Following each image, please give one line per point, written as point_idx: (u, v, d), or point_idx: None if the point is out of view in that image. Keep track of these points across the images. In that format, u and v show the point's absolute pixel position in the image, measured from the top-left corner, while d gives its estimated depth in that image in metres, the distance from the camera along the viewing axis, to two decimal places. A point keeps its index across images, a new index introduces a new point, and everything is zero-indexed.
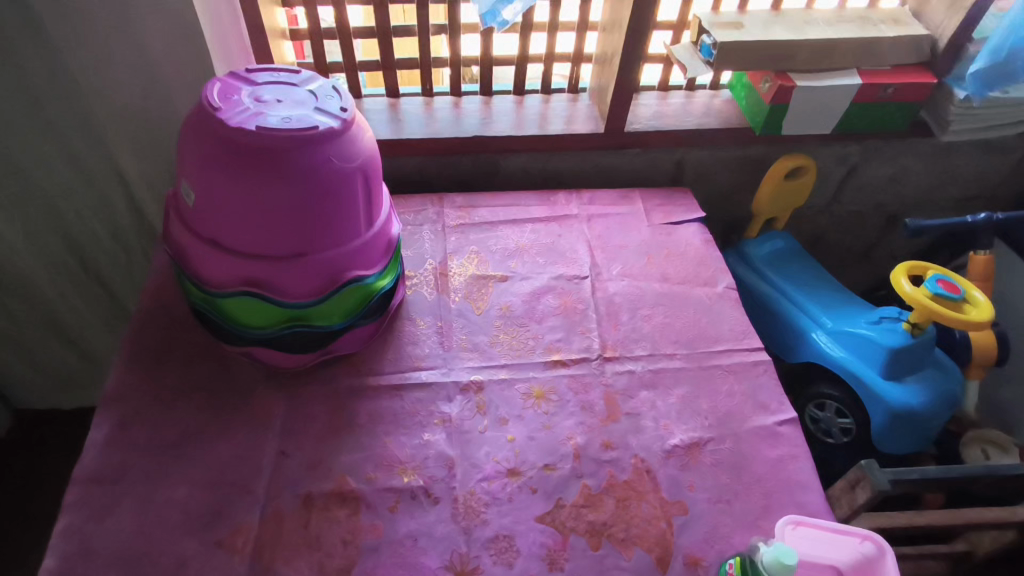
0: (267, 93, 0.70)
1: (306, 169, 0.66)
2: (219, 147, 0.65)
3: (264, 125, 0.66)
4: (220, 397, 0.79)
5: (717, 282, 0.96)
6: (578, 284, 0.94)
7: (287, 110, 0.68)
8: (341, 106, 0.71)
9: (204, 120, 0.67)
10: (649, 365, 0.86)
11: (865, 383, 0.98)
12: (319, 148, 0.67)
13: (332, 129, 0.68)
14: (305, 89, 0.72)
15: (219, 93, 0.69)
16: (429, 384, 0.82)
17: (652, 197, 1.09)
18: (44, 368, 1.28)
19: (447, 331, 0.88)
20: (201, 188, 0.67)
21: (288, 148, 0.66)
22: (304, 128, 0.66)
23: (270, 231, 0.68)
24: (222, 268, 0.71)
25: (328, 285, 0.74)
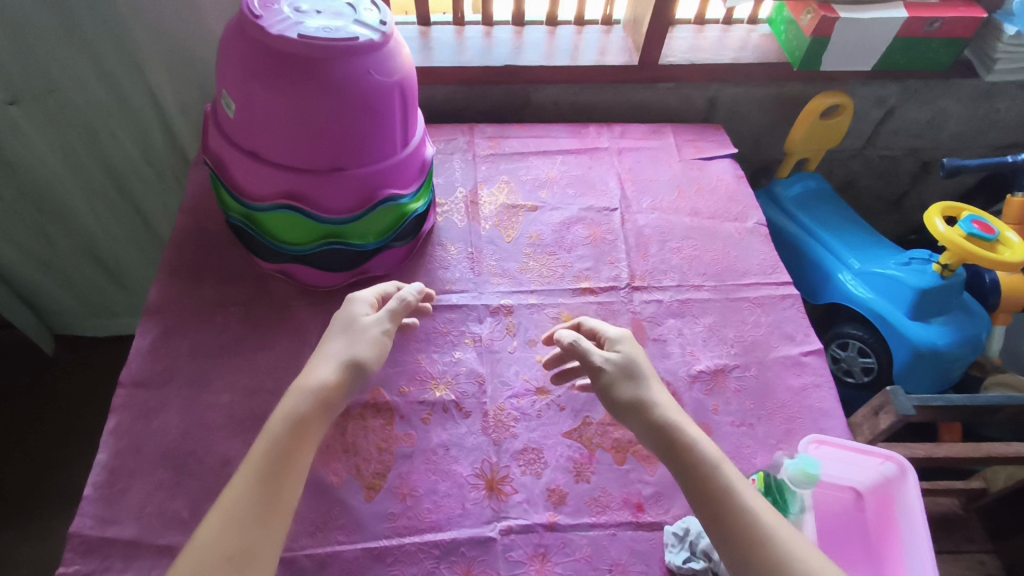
0: (305, 3, 0.69)
1: (346, 83, 0.66)
2: (260, 56, 0.65)
3: (305, 34, 0.65)
4: (258, 311, 0.81)
5: (747, 218, 0.96)
6: (607, 216, 0.94)
7: (327, 22, 0.67)
8: (380, 19, 0.70)
9: (246, 28, 0.66)
10: (676, 295, 0.86)
11: (890, 323, 0.98)
12: (359, 61, 0.67)
13: (372, 42, 0.67)
14: (343, 1, 0.71)
15: (258, 0, 0.68)
16: (460, 306, 0.83)
17: (684, 131, 1.07)
18: (78, 290, 1.32)
19: (477, 257, 0.89)
20: (241, 98, 0.68)
21: (328, 59, 0.65)
22: (344, 40, 0.66)
23: (309, 145, 0.69)
24: (261, 180, 0.71)
25: (364, 203, 0.75)
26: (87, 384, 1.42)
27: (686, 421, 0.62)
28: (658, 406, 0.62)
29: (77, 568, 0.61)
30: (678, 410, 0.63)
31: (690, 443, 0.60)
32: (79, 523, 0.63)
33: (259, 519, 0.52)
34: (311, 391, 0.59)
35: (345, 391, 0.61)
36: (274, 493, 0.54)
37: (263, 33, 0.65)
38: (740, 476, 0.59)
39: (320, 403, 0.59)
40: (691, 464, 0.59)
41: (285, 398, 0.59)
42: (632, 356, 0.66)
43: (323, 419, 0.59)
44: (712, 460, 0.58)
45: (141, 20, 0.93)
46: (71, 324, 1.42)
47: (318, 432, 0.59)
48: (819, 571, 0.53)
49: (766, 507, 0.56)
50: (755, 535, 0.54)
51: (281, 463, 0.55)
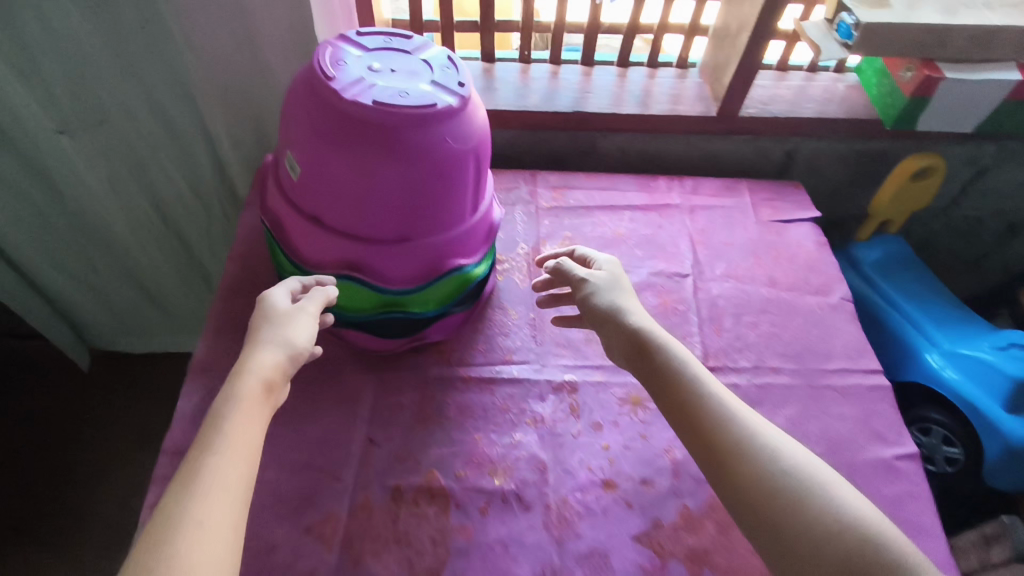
0: (379, 61, 0.63)
1: (421, 151, 0.61)
2: (329, 120, 0.59)
3: (380, 98, 0.59)
4: (308, 375, 0.77)
5: (831, 292, 0.89)
6: (678, 283, 0.88)
7: (403, 83, 0.62)
8: (458, 79, 0.64)
9: (316, 89, 0.61)
10: (754, 378, 0.80)
11: (981, 413, 0.90)
12: (435, 127, 0.61)
13: (451, 107, 0.61)
14: (420, 58, 0.65)
15: (329, 57, 0.62)
16: (521, 380, 0.78)
17: (761, 189, 1.00)
18: (116, 311, 1.28)
19: (540, 324, 0.83)
20: (306, 162, 0.62)
21: (404, 126, 0.59)
22: (422, 105, 0.60)
23: (376, 214, 0.63)
24: (322, 248, 0.66)
25: (430, 273, 0.69)
26: (126, 405, 1.37)
27: (658, 331, 0.64)
28: (631, 315, 0.65)
29: None
30: (652, 323, 0.65)
31: (658, 348, 0.62)
32: None
33: (222, 506, 0.44)
34: (250, 375, 0.53)
35: (282, 371, 0.55)
36: (229, 479, 0.46)
37: (334, 95, 0.59)
38: (709, 377, 0.60)
39: (256, 386, 0.52)
40: (659, 369, 0.61)
41: (223, 392, 0.52)
42: (609, 275, 0.69)
43: (263, 402, 0.52)
44: (681, 363, 0.60)
45: (200, 54, 0.89)
46: (109, 343, 1.37)
47: (260, 414, 0.51)
48: (777, 449, 0.53)
49: (738, 407, 0.57)
50: (725, 431, 0.55)
51: (231, 449, 0.48)
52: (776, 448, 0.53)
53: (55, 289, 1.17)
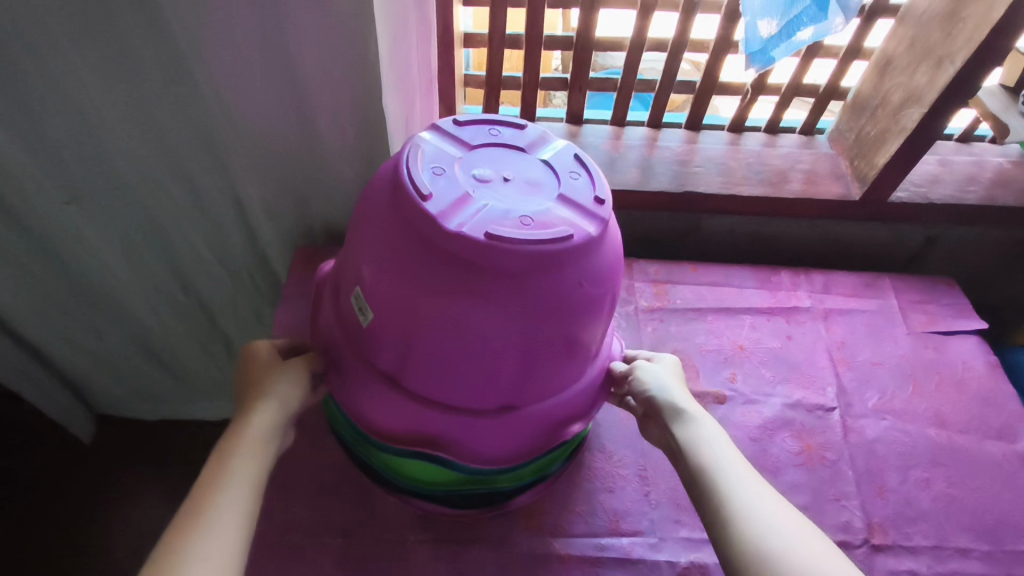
0: (487, 166, 0.47)
1: (546, 303, 0.44)
2: (422, 257, 0.43)
3: (497, 228, 0.42)
4: (360, 548, 0.59)
5: (1016, 436, 0.70)
6: (822, 419, 0.70)
7: (523, 200, 0.45)
8: (595, 192, 0.47)
9: (405, 210, 0.44)
10: (935, 564, 0.61)
11: None
12: (566, 269, 0.44)
13: (588, 239, 0.44)
14: (539, 160, 0.49)
15: (420, 161, 0.46)
16: (634, 561, 0.60)
17: (909, 289, 0.82)
18: (130, 386, 1.07)
19: (654, 477, 0.65)
20: (384, 310, 0.46)
21: (527, 271, 0.43)
22: (553, 239, 0.42)
23: (474, 380, 0.47)
24: (396, 412, 0.50)
25: (535, 441, 0.54)
26: (130, 504, 1.08)
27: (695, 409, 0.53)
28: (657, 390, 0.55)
29: None
30: (688, 403, 0.53)
31: (682, 425, 0.51)
32: None
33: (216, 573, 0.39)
34: (249, 437, 0.47)
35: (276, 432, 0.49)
36: (220, 553, 0.40)
37: (433, 224, 0.42)
38: (736, 459, 0.48)
39: (256, 448, 0.46)
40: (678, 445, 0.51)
41: (219, 449, 0.46)
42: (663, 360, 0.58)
43: (262, 462, 0.46)
44: (701, 440, 0.49)
45: None
46: (119, 408, 1.12)
47: (255, 477, 0.45)
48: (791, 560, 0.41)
49: (756, 496, 0.45)
50: (728, 517, 0.44)
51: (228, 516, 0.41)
52: (784, 550, 0.42)
53: (55, 361, 0.97)
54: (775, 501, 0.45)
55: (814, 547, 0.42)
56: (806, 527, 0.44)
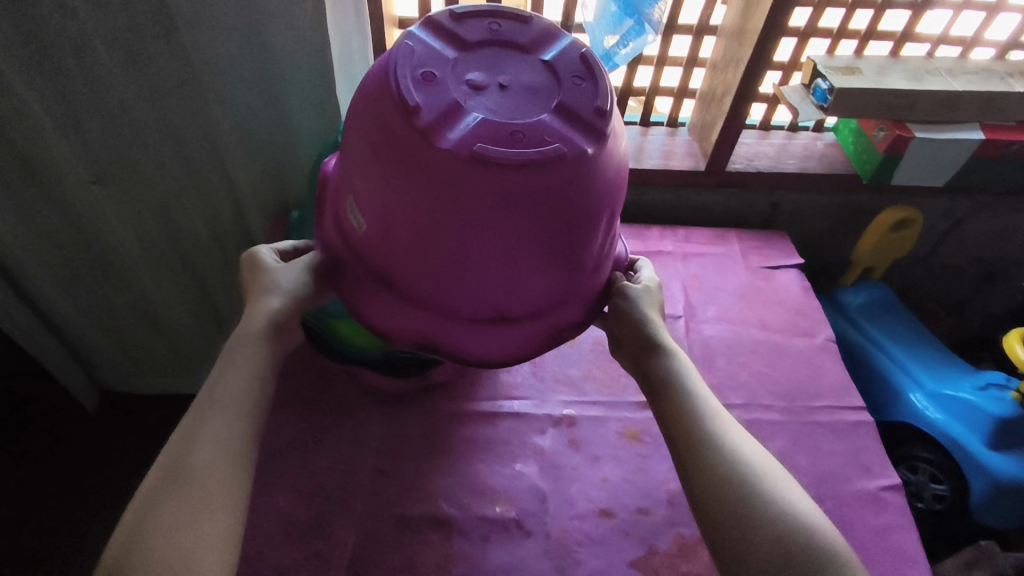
0: (482, 72, 0.57)
1: (544, 211, 0.55)
2: (421, 175, 0.53)
3: (487, 144, 0.52)
4: (321, 408, 0.81)
5: (817, 333, 0.94)
6: (672, 324, 0.93)
7: (515, 109, 0.55)
8: (593, 101, 0.56)
9: (397, 116, 0.54)
10: (745, 414, 0.84)
11: (965, 449, 0.94)
12: (561, 176, 0.54)
13: (576, 153, 0.54)
14: (538, 65, 0.59)
15: (413, 67, 0.55)
16: (522, 414, 0.82)
17: (748, 238, 1.07)
18: (138, 355, 1.19)
19: (541, 362, 0.88)
20: (387, 219, 0.57)
21: (519, 185, 0.53)
22: (539, 156, 0.52)
23: (471, 281, 0.59)
24: (404, 314, 0.64)
25: (523, 336, 0.66)
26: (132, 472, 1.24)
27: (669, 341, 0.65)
28: (649, 325, 0.66)
29: None
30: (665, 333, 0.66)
31: (659, 351, 0.64)
32: None
33: (211, 445, 0.53)
34: (241, 338, 0.60)
35: (268, 331, 0.61)
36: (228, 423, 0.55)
37: (428, 134, 0.52)
38: (701, 385, 0.62)
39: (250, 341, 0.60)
40: (655, 370, 0.64)
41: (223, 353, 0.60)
42: (646, 291, 0.69)
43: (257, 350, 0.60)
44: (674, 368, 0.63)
45: None
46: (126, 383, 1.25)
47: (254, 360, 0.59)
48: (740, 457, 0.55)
49: (714, 414, 0.59)
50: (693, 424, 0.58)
51: (219, 409, 0.55)
52: (736, 457, 0.55)
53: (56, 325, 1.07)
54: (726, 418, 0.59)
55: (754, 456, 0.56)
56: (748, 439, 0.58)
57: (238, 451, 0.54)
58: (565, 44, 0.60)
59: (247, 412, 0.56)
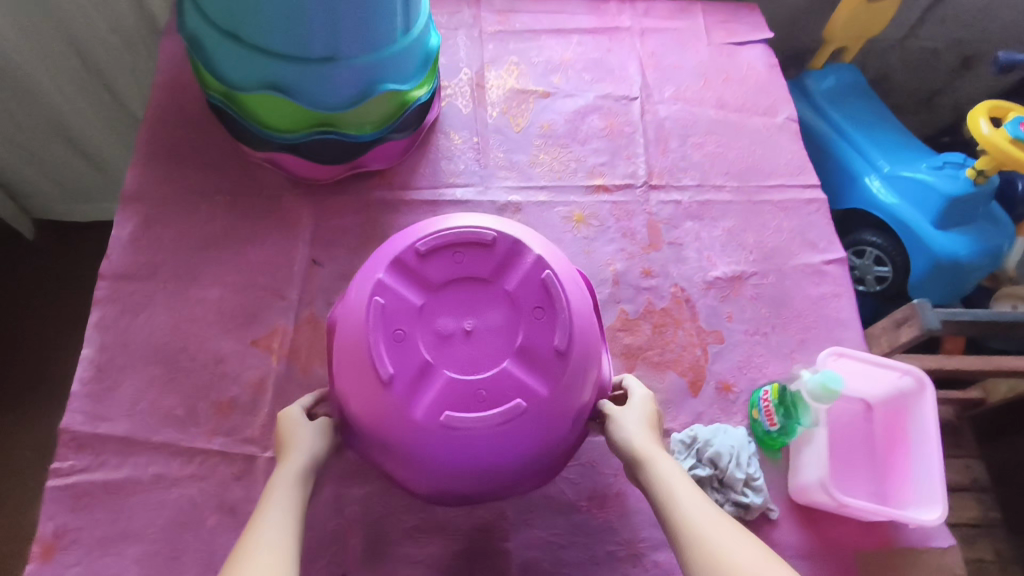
0: (450, 317, 0.50)
1: (531, 432, 0.48)
2: (399, 432, 0.48)
3: (454, 412, 0.47)
4: (246, 201, 0.75)
5: (778, 112, 0.88)
6: (625, 106, 0.87)
7: (479, 360, 0.49)
8: (555, 341, 0.49)
9: (368, 384, 0.48)
10: (695, 196, 0.81)
11: (914, 231, 0.94)
12: (534, 425, 0.48)
13: (541, 399, 0.48)
14: (504, 291, 0.51)
15: (381, 327, 0.49)
16: (464, 201, 0.78)
17: (715, 12, 0.96)
18: (62, 177, 1.03)
19: (484, 148, 0.82)
20: (370, 433, 0.50)
21: (493, 437, 0.47)
22: (506, 418, 0.47)
23: (464, 493, 0.53)
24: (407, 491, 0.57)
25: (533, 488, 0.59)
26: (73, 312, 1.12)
27: (655, 447, 0.54)
28: (628, 440, 0.55)
29: (73, 463, 0.60)
30: (650, 440, 0.55)
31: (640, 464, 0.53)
32: (69, 419, 0.61)
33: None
34: (274, 487, 0.50)
35: (305, 479, 0.51)
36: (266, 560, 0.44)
37: (397, 411, 0.47)
38: (695, 489, 0.50)
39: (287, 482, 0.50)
40: (646, 489, 0.52)
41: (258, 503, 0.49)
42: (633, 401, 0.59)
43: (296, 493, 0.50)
44: (662, 478, 0.51)
45: None
46: (58, 207, 1.10)
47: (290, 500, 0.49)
48: None
49: (717, 524, 0.47)
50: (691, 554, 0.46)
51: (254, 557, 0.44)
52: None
53: None
54: (733, 527, 0.47)
55: (772, 569, 0.44)
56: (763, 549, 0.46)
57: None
58: (529, 254, 0.52)
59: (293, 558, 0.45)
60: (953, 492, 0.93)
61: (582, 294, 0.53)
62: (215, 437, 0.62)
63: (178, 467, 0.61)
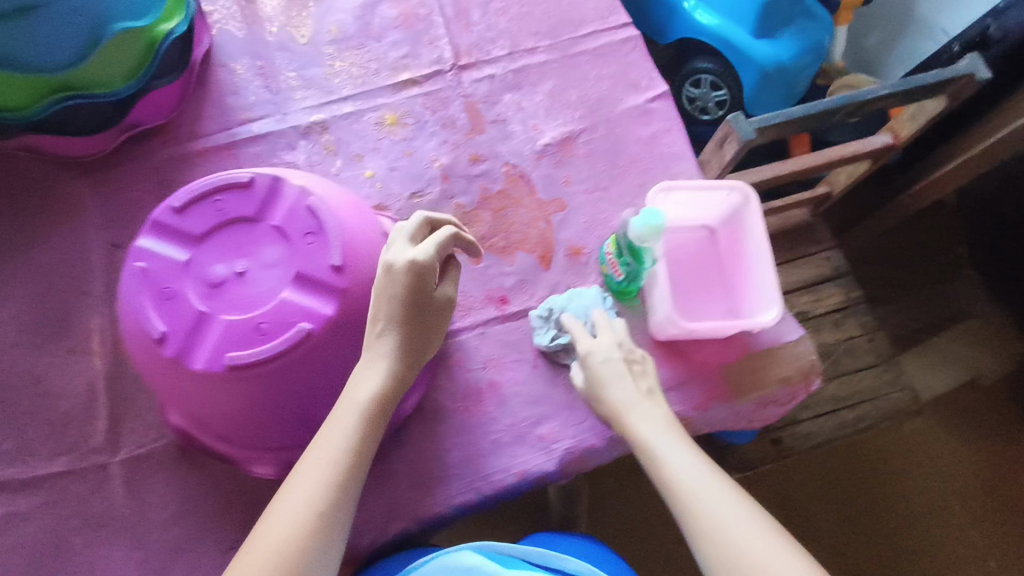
0: (220, 263, 0.47)
1: (324, 354, 0.46)
2: (193, 385, 0.46)
3: (237, 351, 0.44)
4: (11, 201, 0.66)
5: None
6: None
7: (257, 297, 0.46)
8: (328, 260, 0.46)
9: (145, 347, 0.46)
10: (509, 65, 0.76)
11: (736, 47, 0.94)
12: (325, 347, 0.46)
13: (324, 318, 0.46)
14: (271, 227, 0.47)
15: (148, 290, 0.46)
16: (264, 135, 0.71)
17: None
18: None
19: (270, 72, 0.73)
20: (174, 401, 0.49)
21: (284, 368, 0.45)
22: (289, 345, 0.45)
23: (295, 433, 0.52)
24: (254, 454, 0.56)
25: (383, 421, 0.59)
26: None
27: (641, 406, 0.55)
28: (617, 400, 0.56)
29: None
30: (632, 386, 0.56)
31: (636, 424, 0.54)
32: None
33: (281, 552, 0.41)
34: (343, 416, 0.45)
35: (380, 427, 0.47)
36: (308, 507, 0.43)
37: (179, 366, 0.45)
38: (693, 457, 0.52)
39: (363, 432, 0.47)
40: (640, 454, 0.54)
41: (324, 427, 0.46)
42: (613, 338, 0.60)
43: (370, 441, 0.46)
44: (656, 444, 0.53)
45: None
46: None
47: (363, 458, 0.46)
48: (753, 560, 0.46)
49: (715, 494, 0.49)
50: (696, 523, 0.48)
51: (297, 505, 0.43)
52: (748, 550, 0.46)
53: None
54: (729, 491, 0.49)
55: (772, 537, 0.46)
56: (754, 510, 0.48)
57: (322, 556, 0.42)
58: (292, 185, 0.48)
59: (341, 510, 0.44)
60: (820, 284, 1.01)
61: (360, 218, 0.51)
62: (54, 459, 0.58)
63: (21, 500, 0.57)
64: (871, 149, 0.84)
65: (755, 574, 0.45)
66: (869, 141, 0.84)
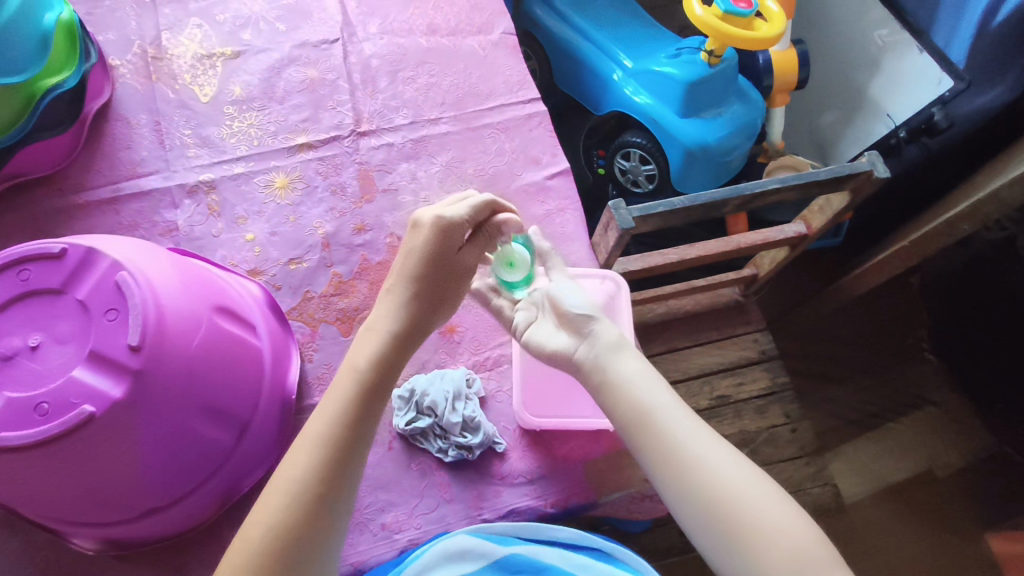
0: (18, 335, 0.46)
1: (109, 436, 0.44)
2: None
3: (9, 432, 0.43)
4: None
5: (493, 28, 0.84)
6: (326, 51, 0.80)
7: (44, 373, 0.44)
8: (124, 339, 0.44)
9: None
10: (409, 135, 0.76)
11: (660, 125, 0.93)
12: (109, 430, 0.44)
13: (111, 400, 0.44)
14: (76, 301, 0.47)
15: None
16: (149, 191, 0.70)
17: None
18: None
19: (166, 128, 0.74)
20: None
21: (61, 448, 0.43)
22: (62, 428, 0.42)
23: (93, 513, 0.49)
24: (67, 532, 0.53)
25: (214, 506, 0.55)
26: None
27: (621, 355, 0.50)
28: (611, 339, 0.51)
29: None
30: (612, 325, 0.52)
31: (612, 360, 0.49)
32: None
33: (299, 499, 0.42)
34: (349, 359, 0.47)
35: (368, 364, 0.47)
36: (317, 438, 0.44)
37: None
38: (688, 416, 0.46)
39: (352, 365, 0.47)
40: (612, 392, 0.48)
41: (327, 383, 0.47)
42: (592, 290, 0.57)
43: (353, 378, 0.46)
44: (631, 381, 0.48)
45: None
46: None
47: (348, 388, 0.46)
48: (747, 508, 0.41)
49: (717, 451, 0.44)
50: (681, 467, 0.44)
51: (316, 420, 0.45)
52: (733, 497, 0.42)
53: None
54: (719, 445, 0.45)
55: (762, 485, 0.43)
56: (737, 457, 0.44)
57: (319, 502, 0.42)
58: (103, 256, 0.47)
59: (342, 453, 0.43)
60: (742, 368, 0.98)
61: (181, 292, 0.49)
62: None
63: None
64: (788, 237, 0.81)
65: (745, 519, 0.41)
66: (785, 229, 0.82)
